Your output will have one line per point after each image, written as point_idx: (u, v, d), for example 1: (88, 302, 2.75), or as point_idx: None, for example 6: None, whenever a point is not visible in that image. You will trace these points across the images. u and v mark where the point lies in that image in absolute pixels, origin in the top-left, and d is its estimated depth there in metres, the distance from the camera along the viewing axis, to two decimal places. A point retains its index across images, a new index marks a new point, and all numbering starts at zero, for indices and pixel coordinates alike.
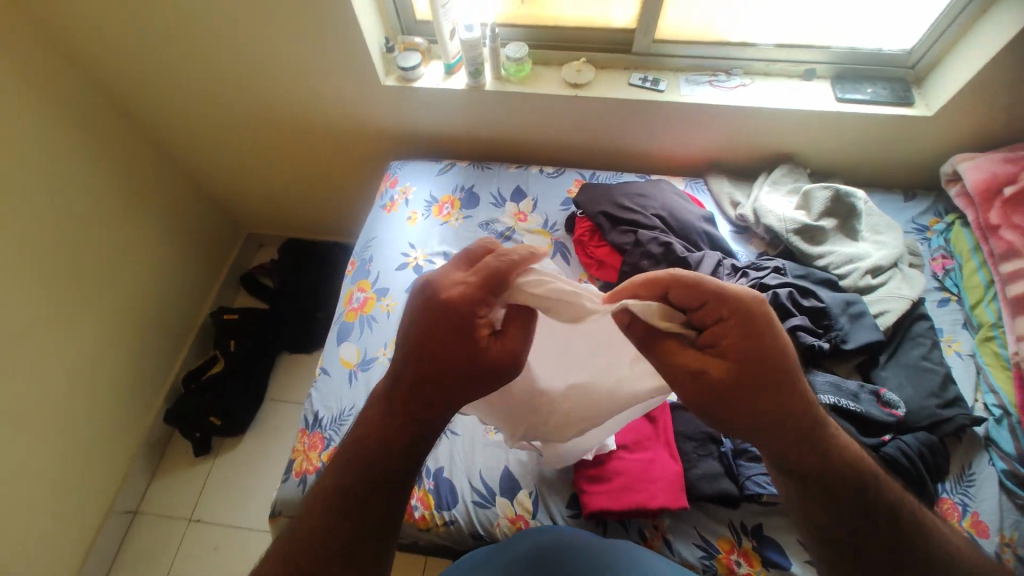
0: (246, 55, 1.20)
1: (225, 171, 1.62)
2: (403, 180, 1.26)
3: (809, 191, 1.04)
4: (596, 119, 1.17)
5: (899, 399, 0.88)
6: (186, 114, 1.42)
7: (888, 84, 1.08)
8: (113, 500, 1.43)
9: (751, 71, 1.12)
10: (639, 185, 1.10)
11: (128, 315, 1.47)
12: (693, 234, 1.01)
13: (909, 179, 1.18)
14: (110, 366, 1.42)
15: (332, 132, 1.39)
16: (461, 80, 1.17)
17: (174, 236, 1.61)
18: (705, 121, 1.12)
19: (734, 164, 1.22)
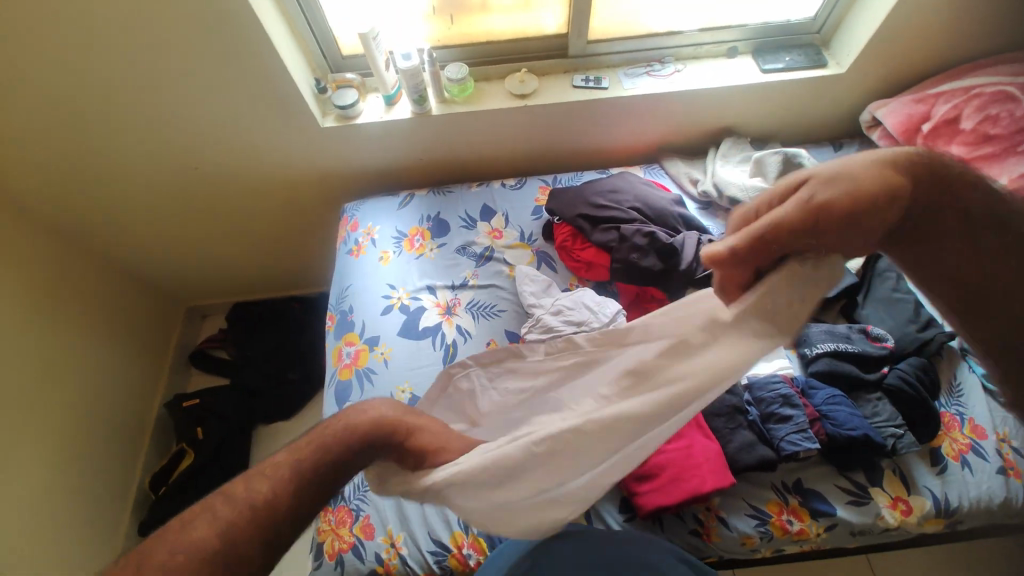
0: (162, 117, 1.09)
1: (153, 247, 1.46)
2: (364, 220, 1.20)
3: (761, 158, 1.09)
4: (548, 125, 1.17)
5: (885, 332, 0.94)
6: (97, 192, 1.25)
7: (801, 51, 1.18)
8: None
9: (680, 57, 1.18)
10: (607, 181, 1.12)
11: (71, 432, 1.27)
12: (669, 219, 1.06)
13: (832, 131, 1.30)
14: (59, 495, 1.21)
15: (272, 184, 1.29)
16: (404, 109, 1.13)
17: (106, 329, 1.42)
18: (651, 110, 1.16)
19: (682, 145, 1.27)
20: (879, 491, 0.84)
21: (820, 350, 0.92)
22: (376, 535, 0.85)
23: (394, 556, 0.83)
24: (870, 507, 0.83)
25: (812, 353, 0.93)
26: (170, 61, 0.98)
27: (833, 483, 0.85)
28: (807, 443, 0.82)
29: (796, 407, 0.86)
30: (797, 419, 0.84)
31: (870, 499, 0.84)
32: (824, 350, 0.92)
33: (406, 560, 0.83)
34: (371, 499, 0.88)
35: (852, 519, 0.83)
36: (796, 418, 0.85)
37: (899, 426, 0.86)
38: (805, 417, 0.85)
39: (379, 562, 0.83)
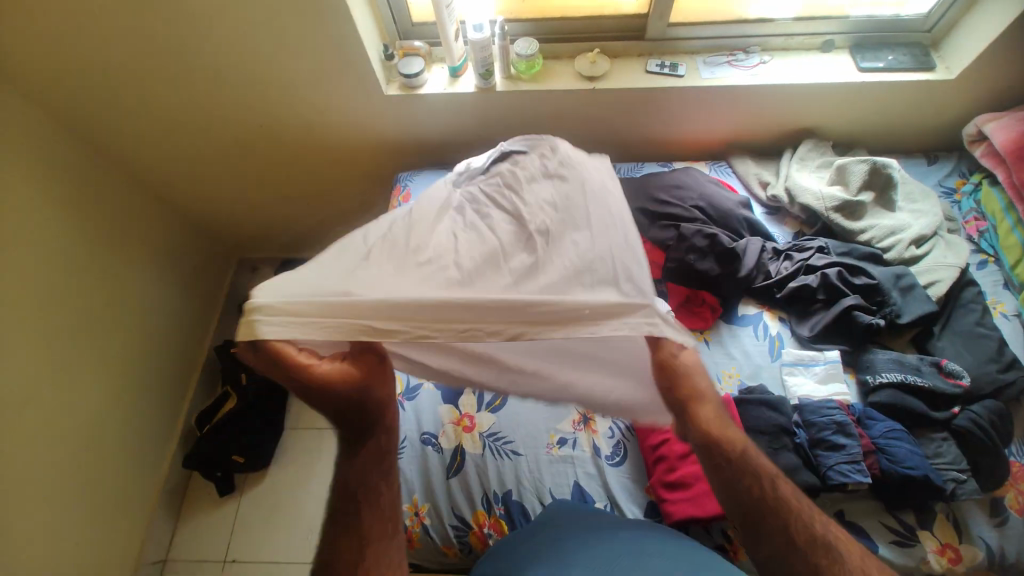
0: (230, 72, 1.11)
1: (214, 198, 1.52)
2: (416, 191, 1.20)
3: (845, 165, 1.02)
4: (615, 110, 1.12)
5: (961, 368, 0.87)
6: (168, 143, 1.31)
7: (907, 50, 1.07)
8: (138, 556, 1.36)
9: (768, 47, 1.10)
10: (671, 176, 1.07)
11: (127, 364, 1.37)
12: (732, 222, 1.00)
13: (928, 142, 1.19)
14: (115, 421, 1.32)
15: (331, 147, 1.31)
16: (469, 82, 1.11)
17: (164, 272, 1.50)
18: (727, 103, 1.09)
19: (755, 144, 1.20)
20: (928, 535, 0.79)
21: (884, 379, 0.86)
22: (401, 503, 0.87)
23: (417, 524, 0.86)
24: (915, 550, 0.78)
25: (875, 382, 0.87)
26: (239, 18, 0.99)
27: (877, 520, 0.80)
28: (859, 476, 0.78)
29: (852, 436, 0.81)
30: (850, 449, 0.80)
31: (916, 541, 0.78)
32: (890, 380, 0.86)
33: (428, 530, 0.85)
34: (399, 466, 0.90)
35: (894, 559, 0.77)
36: (849, 447, 0.80)
37: (963, 471, 0.80)
38: (859, 448, 0.80)
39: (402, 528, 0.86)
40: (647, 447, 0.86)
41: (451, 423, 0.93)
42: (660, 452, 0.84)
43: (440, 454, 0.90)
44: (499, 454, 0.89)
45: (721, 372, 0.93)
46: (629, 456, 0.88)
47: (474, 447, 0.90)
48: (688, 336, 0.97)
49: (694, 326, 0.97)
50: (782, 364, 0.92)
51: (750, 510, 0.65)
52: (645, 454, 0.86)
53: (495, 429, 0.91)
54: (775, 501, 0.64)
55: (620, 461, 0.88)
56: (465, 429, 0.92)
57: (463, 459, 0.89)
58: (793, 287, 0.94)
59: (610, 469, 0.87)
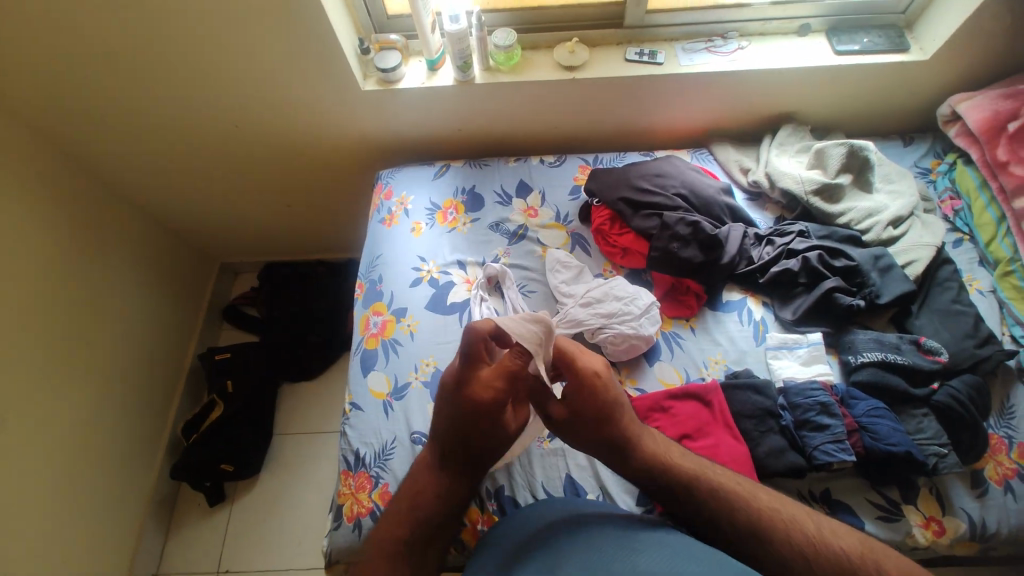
0: (200, 72, 1.08)
1: (190, 202, 1.49)
2: (398, 188, 1.18)
3: (823, 149, 1.02)
4: (595, 100, 1.11)
5: (940, 345, 0.88)
6: (141, 146, 1.28)
7: (881, 32, 1.08)
8: (129, 569, 1.34)
9: (745, 32, 1.10)
10: (652, 164, 1.07)
11: (110, 375, 1.34)
12: (714, 208, 1.01)
13: (904, 123, 1.20)
14: (99, 434, 1.29)
15: (309, 146, 1.28)
16: (447, 75, 1.09)
17: (143, 280, 1.47)
18: (707, 90, 1.09)
19: (736, 130, 1.20)
20: (911, 509, 0.80)
21: (865, 359, 0.88)
22: None
23: None
24: (900, 525, 0.79)
25: (857, 361, 0.88)
26: (208, 15, 0.96)
27: (863, 497, 0.81)
28: (843, 455, 0.79)
29: (835, 417, 0.82)
30: (834, 430, 0.81)
31: (900, 516, 0.80)
32: (871, 359, 0.87)
33: None
34: (391, 467, 0.89)
35: (880, 534, 0.79)
36: (832, 428, 0.81)
37: (943, 445, 0.81)
38: (843, 428, 0.81)
39: None
40: None
41: None
42: None
43: None
44: None
45: (711, 356, 0.94)
46: None
47: None
48: (675, 322, 0.98)
49: (680, 314, 0.98)
50: (766, 348, 0.93)
51: (663, 493, 0.74)
52: None
53: None
54: (686, 490, 0.73)
55: None
56: None
57: None
58: (775, 272, 0.95)
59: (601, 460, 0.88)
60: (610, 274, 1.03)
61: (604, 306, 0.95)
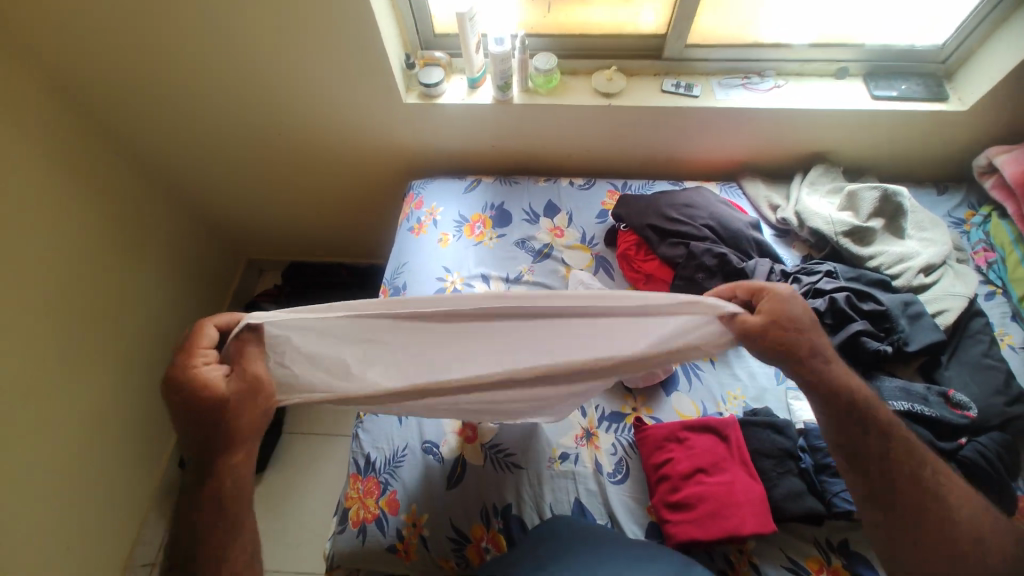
0: (253, 76, 1.13)
1: (225, 196, 1.54)
2: (428, 200, 1.21)
3: (856, 192, 1.02)
4: (629, 127, 1.13)
5: (969, 399, 0.86)
6: (186, 141, 1.33)
7: (920, 80, 1.08)
8: (129, 554, 1.35)
9: (782, 72, 1.11)
10: (682, 195, 1.07)
11: (131, 358, 1.38)
12: (743, 242, 1.00)
13: (938, 172, 1.19)
14: (114, 415, 1.32)
15: (345, 152, 1.33)
16: (487, 94, 1.13)
17: (172, 270, 1.51)
18: (741, 125, 1.10)
19: (767, 166, 1.20)
20: None
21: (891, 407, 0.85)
22: (400, 512, 0.86)
23: (415, 535, 0.84)
24: None
25: None
26: (266, 22, 1.01)
27: None
28: None
29: None
30: None
31: None
32: (897, 408, 0.85)
33: (425, 541, 0.84)
34: (399, 475, 0.89)
35: None
36: None
37: None
38: None
39: (399, 539, 0.84)
40: (650, 465, 0.85)
41: (453, 434, 0.93)
42: (664, 471, 0.83)
43: (441, 464, 0.90)
44: (499, 466, 0.89)
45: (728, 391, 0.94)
46: (632, 474, 0.88)
47: (475, 459, 0.90)
48: None
49: None
50: (787, 387, 0.93)
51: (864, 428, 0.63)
52: (648, 473, 0.85)
53: (496, 441, 0.91)
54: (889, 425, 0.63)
55: (622, 479, 0.87)
56: (467, 440, 0.92)
57: (464, 469, 0.89)
58: None
59: (611, 487, 0.86)
60: None
61: None
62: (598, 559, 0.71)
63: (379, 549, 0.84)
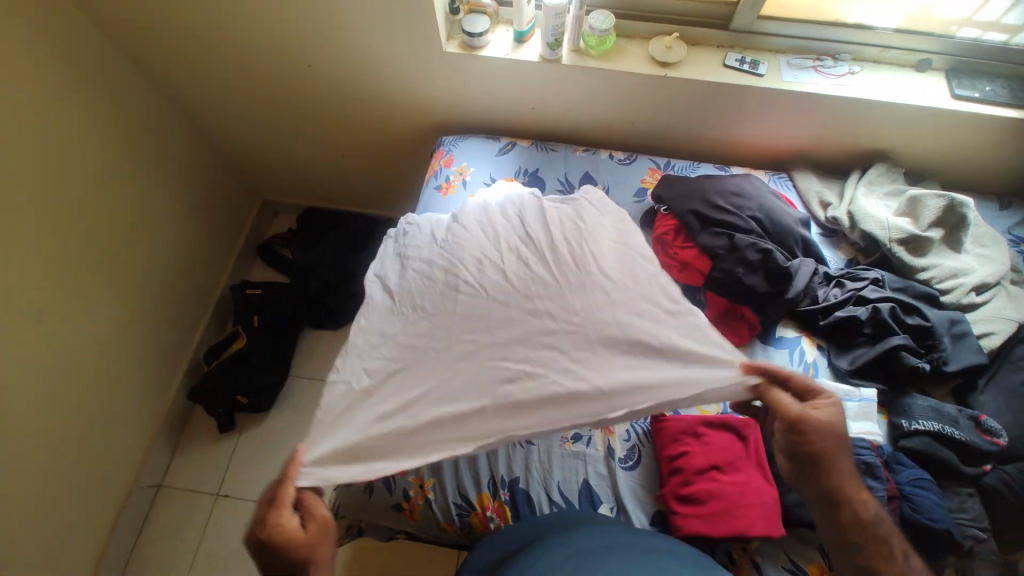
0: (285, 7, 1.05)
1: (247, 133, 1.49)
2: (459, 158, 1.15)
3: (918, 198, 0.96)
4: (680, 103, 1.05)
5: (1000, 426, 0.82)
6: (213, 72, 1.27)
7: (1006, 82, 0.99)
8: (137, 476, 1.41)
9: (857, 57, 1.02)
10: (732, 182, 1.00)
11: (148, 290, 1.38)
12: (790, 240, 0.94)
13: (1002, 185, 1.12)
14: (127, 344, 1.34)
15: (376, 100, 1.26)
16: (534, 50, 1.05)
17: (190, 204, 1.49)
18: (803, 112, 1.02)
19: (821, 159, 1.13)
20: None
21: (920, 427, 0.83)
22: (408, 473, 0.86)
23: (421, 497, 0.85)
24: None
25: (910, 427, 0.83)
26: None
27: None
28: None
29: (879, 480, 0.78)
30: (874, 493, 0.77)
31: None
32: (926, 428, 0.82)
33: (431, 504, 0.85)
34: None
35: None
36: (873, 491, 0.77)
37: (983, 530, 0.77)
38: (884, 493, 0.77)
39: (405, 498, 0.85)
40: (665, 455, 0.85)
41: None
42: (679, 463, 0.82)
43: None
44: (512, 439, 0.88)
45: None
46: (642, 462, 0.87)
47: None
48: None
49: (727, 341, 0.94)
50: None
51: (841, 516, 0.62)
52: (661, 463, 0.85)
53: None
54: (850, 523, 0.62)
55: (633, 466, 0.87)
56: None
57: None
58: (839, 317, 0.91)
59: (621, 471, 0.86)
60: None
61: None
62: (620, 526, 0.73)
63: (385, 506, 0.86)
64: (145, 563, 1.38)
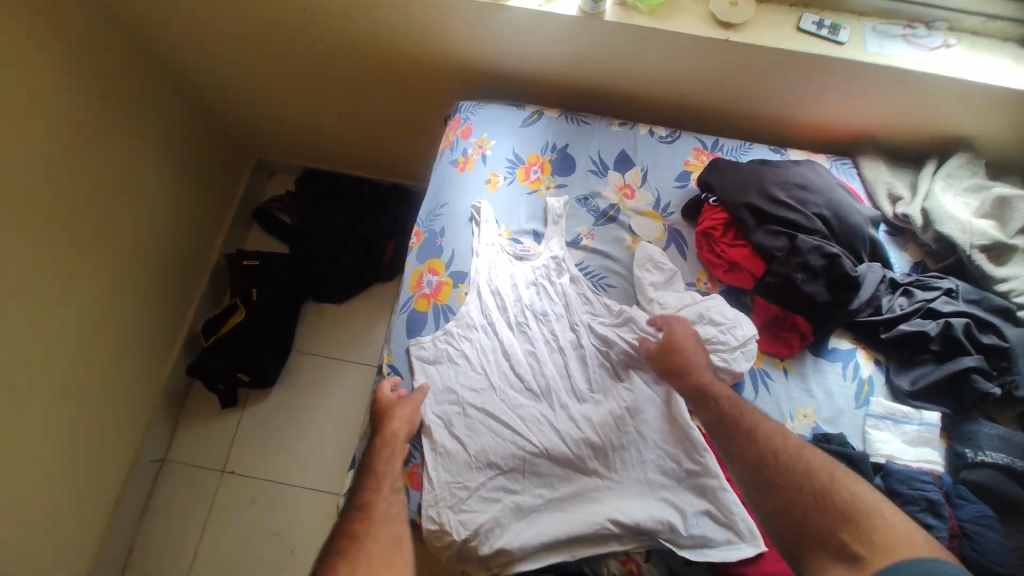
0: None
1: (237, 86, 1.32)
2: (478, 128, 1.01)
3: (1008, 198, 0.84)
4: (740, 72, 0.91)
5: None
6: (195, 14, 1.10)
7: None
8: (138, 453, 1.35)
9: (952, 25, 0.87)
10: (794, 170, 0.88)
11: (137, 262, 1.27)
12: (858, 242, 0.83)
13: None
14: (118, 319, 1.23)
15: (385, 54, 1.10)
16: (572, 2, 0.89)
17: (179, 165, 1.35)
18: (883, 89, 0.88)
19: (891, 144, 0.99)
20: None
21: (987, 459, 0.75)
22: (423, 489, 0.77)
23: None
24: None
25: (975, 459, 0.75)
26: None
27: None
28: None
29: (942, 519, 0.71)
30: (935, 533, 0.70)
31: None
32: (993, 461, 0.74)
33: None
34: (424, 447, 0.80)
35: None
36: (934, 529, 0.70)
37: None
38: (947, 533, 0.70)
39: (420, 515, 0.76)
40: None
41: None
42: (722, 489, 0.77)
43: None
44: None
45: (803, 407, 0.82)
46: (684, 483, 0.77)
47: None
48: (767, 358, 0.84)
49: (776, 352, 0.84)
50: (868, 414, 0.81)
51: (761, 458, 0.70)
52: None
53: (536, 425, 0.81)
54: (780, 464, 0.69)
55: None
56: None
57: None
58: (905, 331, 0.81)
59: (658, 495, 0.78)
60: (704, 286, 0.89)
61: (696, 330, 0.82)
62: None
63: None
64: (152, 540, 1.34)
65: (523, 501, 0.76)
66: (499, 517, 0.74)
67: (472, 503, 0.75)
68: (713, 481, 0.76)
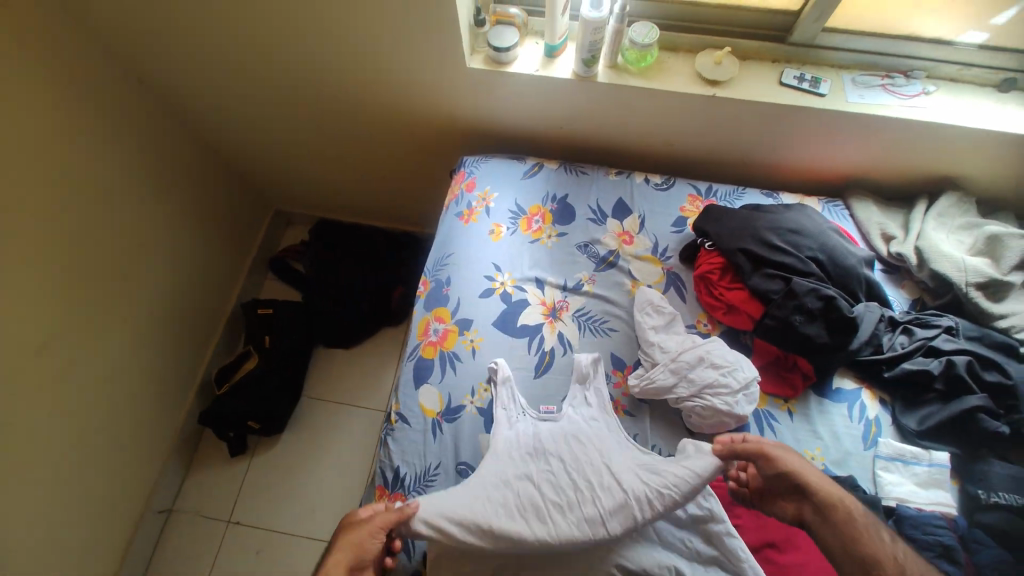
0: (297, 17, 0.97)
1: (255, 144, 1.40)
2: (481, 181, 1.06)
3: (999, 236, 0.86)
4: (728, 124, 0.95)
5: None
6: (217, 83, 1.19)
7: None
8: (147, 502, 1.36)
9: (932, 74, 0.91)
10: (787, 214, 0.91)
11: (155, 312, 1.32)
12: (854, 283, 0.85)
13: None
14: (135, 368, 1.28)
15: (392, 114, 1.17)
16: (566, 66, 0.95)
17: (198, 220, 1.42)
18: (868, 136, 0.92)
19: (882, 185, 1.02)
20: None
21: (1000, 500, 0.74)
22: None
23: None
24: None
25: (988, 500, 0.74)
26: None
27: None
28: None
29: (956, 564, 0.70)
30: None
31: None
32: (1007, 502, 0.73)
33: None
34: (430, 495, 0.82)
35: None
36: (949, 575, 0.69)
37: None
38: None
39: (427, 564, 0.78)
40: None
41: None
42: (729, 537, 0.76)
43: None
44: None
45: (809, 448, 0.82)
46: None
47: None
48: (772, 399, 0.85)
49: (778, 392, 0.86)
50: (877, 456, 0.80)
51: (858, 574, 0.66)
52: None
53: None
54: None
55: None
56: None
57: None
58: (908, 371, 0.82)
59: None
60: (704, 327, 0.91)
61: (696, 373, 0.83)
62: None
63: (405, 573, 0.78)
64: None
65: (536, 505, 0.72)
66: (511, 522, 0.70)
67: (480, 505, 0.71)
68: (719, 525, 0.74)
